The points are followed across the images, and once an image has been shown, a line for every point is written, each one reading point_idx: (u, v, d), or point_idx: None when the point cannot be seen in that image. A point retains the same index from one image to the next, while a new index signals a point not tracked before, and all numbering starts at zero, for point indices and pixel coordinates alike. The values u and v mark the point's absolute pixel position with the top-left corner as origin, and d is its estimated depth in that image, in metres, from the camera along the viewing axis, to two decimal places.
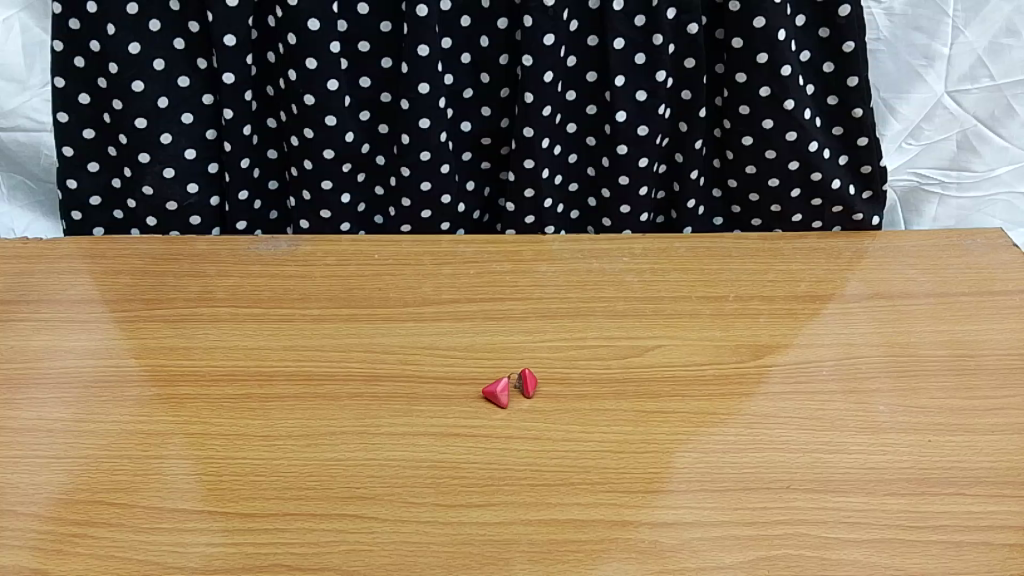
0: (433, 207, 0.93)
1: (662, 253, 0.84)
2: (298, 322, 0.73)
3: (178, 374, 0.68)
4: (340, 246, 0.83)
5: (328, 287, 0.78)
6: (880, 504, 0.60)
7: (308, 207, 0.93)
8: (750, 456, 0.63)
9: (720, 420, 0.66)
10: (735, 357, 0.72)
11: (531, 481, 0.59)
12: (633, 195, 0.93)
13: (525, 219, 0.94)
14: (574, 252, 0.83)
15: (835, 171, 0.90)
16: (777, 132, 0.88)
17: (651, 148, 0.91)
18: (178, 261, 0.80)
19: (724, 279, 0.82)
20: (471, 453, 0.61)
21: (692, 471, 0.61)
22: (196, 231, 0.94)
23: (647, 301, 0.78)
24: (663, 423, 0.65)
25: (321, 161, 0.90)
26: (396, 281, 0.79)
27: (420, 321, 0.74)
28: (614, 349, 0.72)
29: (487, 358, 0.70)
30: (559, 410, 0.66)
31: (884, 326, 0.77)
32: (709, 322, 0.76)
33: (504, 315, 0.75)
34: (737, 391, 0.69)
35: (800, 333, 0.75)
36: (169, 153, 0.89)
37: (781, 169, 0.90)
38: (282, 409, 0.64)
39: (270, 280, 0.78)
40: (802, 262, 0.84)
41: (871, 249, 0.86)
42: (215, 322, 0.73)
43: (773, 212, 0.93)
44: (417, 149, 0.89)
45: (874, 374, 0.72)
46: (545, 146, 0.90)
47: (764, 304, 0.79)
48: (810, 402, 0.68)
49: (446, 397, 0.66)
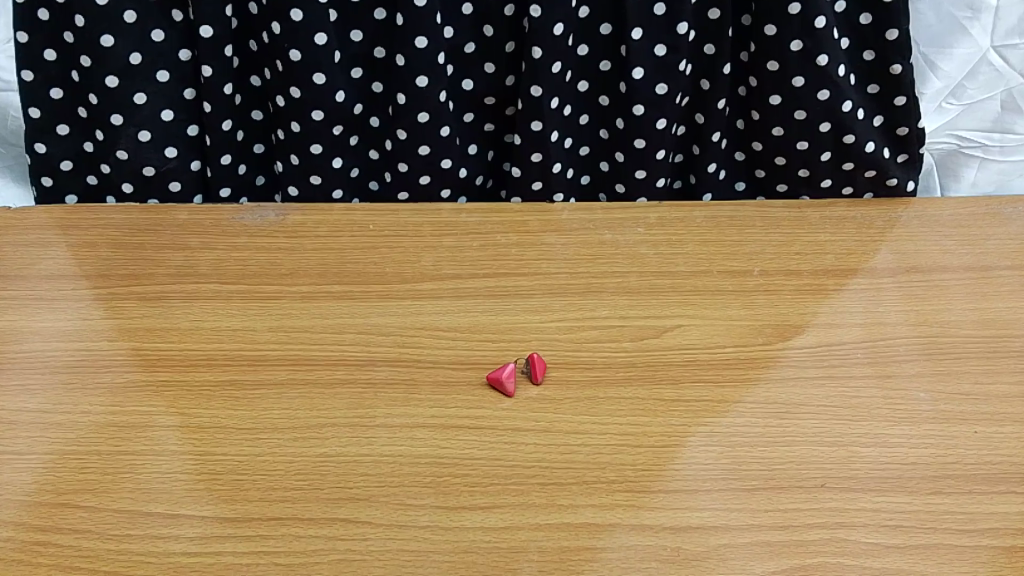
0: (432, 173, 0.87)
1: (679, 224, 0.78)
2: (286, 300, 0.68)
3: (156, 359, 0.62)
4: (332, 216, 0.76)
5: (319, 261, 0.72)
6: (924, 504, 0.55)
7: (297, 173, 0.86)
8: (782, 450, 0.57)
9: (746, 409, 0.60)
10: (761, 339, 0.66)
11: (540, 480, 0.54)
12: (649, 159, 0.86)
13: (532, 186, 0.87)
14: (584, 221, 0.77)
15: (869, 133, 0.83)
16: (807, 91, 0.81)
17: (669, 108, 0.84)
18: (158, 232, 0.74)
19: (747, 251, 0.75)
20: (475, 448, 0.56)
21: (716, 468, 0.56)
22: (176, 199, 0.87)
23: (664, 277, 0.72)
24: (683, 413, 0.60)
25: (309, 122, 0.83)
26: (393, 255, 0.73)
27: (419, 299, 0.68)
28: (629, 330, 0.66)
29: (491, 340, 0.65)
30: (569, 399, 0.60)
31: (920, 304, 0.71)
32: (732, 300, 0.70)
33: (510, 292, 0.69)
34: (763, 377, 0.63)
35: (831, 312, 0.69)
36: (143, 114, 0.82)
37: (810, 131, 0.83)
38: (267, 398, 0.59)
39: (256, 254, 0.72)
40: (830, 234, 0.78)
41: (904, 217, 0.80)
42: (196, 301, 0.68)
43: (800, 177, 0.86)
44: (414, 109, 0.82)
45: (912, 357, 0.66)
46: (554, 106, 0.84)
47: (791, 280, 0.73)
48: (843, 389, 0.63)
49: (447, 383, 0.61)
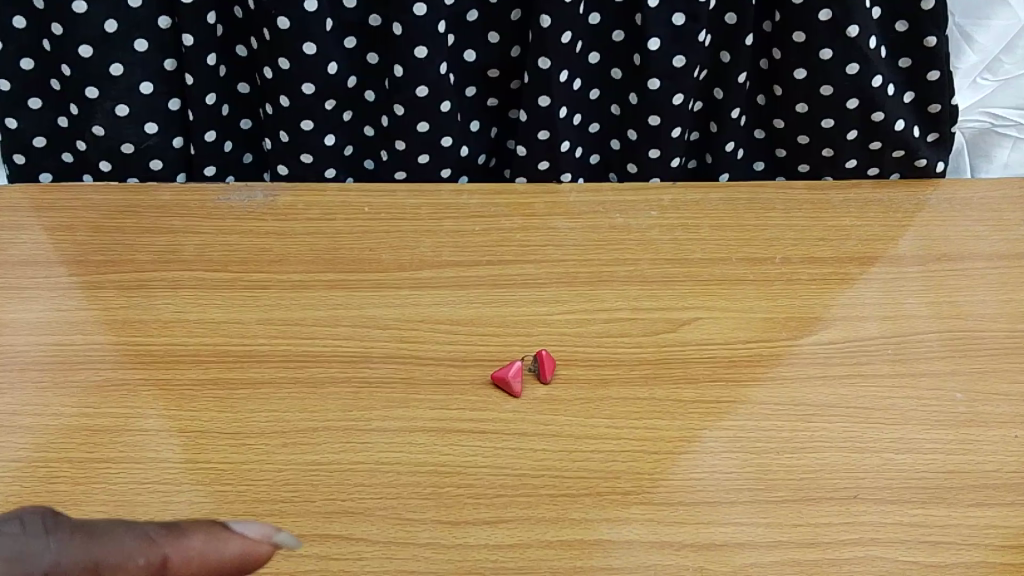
0: (432, 150, 0.82)
1: (695, 206, 0.73)
2: (274, 290, 0.63)
3: (134, 355, 0.58)
4: (324, 196, 0.71)
5: (311, 246, 0.67)
6: (964, 518, 0.51)
7: (287, 150, 0.81)
8: (811, 457, 0.53)
9: (771, 410, 0.56)
10: (785, 333, 0.62)
11: (550, 491, 0.50)
12: (664, 137, 0.81)
13: (538, 165, 0.83)
14: (594, 203, 0.72)
15: (899, 110, 0.77)
16: (834, 65, 0.75)
17: (686, 82, 0.78)
18: (137, 215, 0.69)
19: (769, 237, 0.71)
20: (479, 455, 0.52)
21: (741, 478, 0.52)
22: (158, 178, 0.82)
23: (679, 265, 0.67)
24: (704, 415, 0.55)
25: (300, 96, 0.78)
26: (390, 240, 0.68)
27: (418, 289, 0.64)
28: (644, 324, 0.62)
29: (495, 335, 0.60)
30: (581, 399, 0.56)
31: (953, 295, 0.67)
32: (753, 290, 0.66)
33: (516, 281, 0.65)
34: (789, 375, 0.59)
35: (859, 304, 0.65)
36: (121, 87, 0.77)
37: (836, 107, 0.78)
38: (253, 398, 0.54)
39: (243, 238, 0.67)
40: (855, 218, 0.73)
41: (933, 199, 0.75)
42: (178, 291, 0.63)
43: (823, 156, 0.81)
44: (413, 82, 0.77)
45: (948, 353, 0.62)
46: (562, 80, 0.78)
47: (815, 267, 0.68)
48: (875, 388, 0.58)
49: (449, 383, 0.56)
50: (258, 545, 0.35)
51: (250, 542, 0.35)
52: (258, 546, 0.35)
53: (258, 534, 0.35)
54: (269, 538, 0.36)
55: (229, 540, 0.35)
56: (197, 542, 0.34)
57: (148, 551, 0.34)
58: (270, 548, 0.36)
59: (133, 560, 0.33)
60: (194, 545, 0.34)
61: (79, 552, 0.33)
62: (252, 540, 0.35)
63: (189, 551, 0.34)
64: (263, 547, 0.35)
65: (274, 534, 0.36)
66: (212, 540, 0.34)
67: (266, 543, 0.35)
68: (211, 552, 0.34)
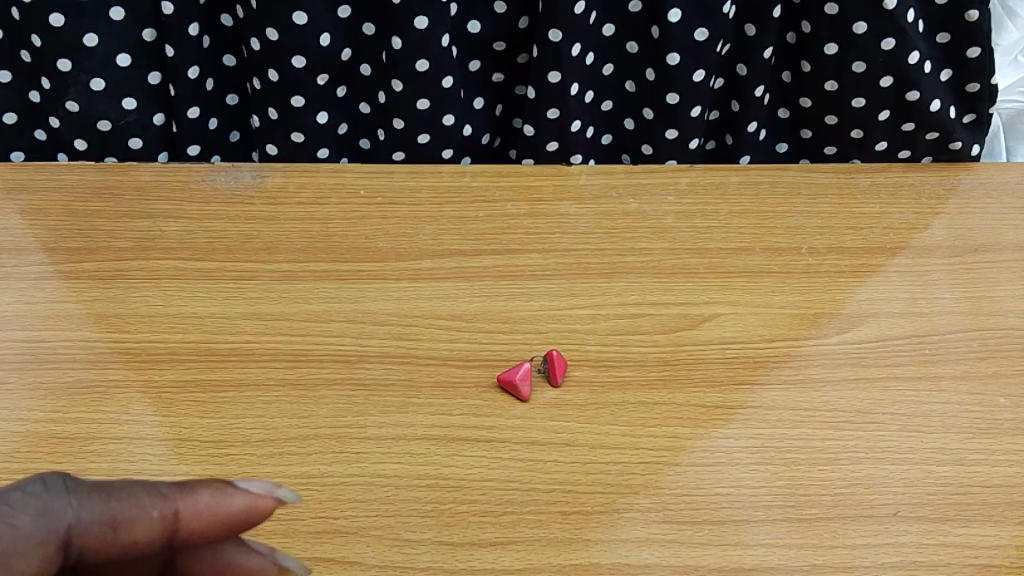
0: (433, 130, 0.76)
1: (714, 190, 0.67)
2: (262, 281, 0.58)
3: (108, 353, 0.53)
4: (316, 178, 0.66)
5: (302, 233, 0.62)
6: (1013, 539, 0.47)
7: (277, 128, 0.76)
8: (846, 469, 0.49)
9: (801, 417, 0.52)
10: (814, 331, 0.57)
11: (562, 508, 0.46)
12: (682, 116, 0.76)
13: (546, 146, 0.78)
14: (607, 186, 0.67)
15: (935, 89, 0.72)
16: (869, 40, 0.70)
17: (708, 57, 0.73)
18: (114, 198, 0.64)
19: (795, 223, 0.66)
20: (483, 467, 0.47)
21: (769, 494, 0.47)
22: (137, 157, 0.77)
23: (699, 255, 0.62)
24: (729, 423, 0.51)
25: (290, 70, 0.73)
26: (387, 226, 0.63)
27: (417, 281, 0.59)
28: (662, 320, 0.57)
29: (501, 332, 0.56)
30: (595, 404, 0.52)
31: (993, 289, 0.62)
32: (779, 283, 0.61)
33: (523, 273, 0.60)
34: (820, 377, 0.54)
35: (892, 298, 0.60)
36: (96, 59, 0.71)
37: (867, 85, 0.73)
38: (237, 403, 0.50)
39: (228, 224, 0.62)
40: (886, 205, 0.68)
41: (967, 183, 0.70)
42: (157, 281, 0.58)
43: (852, 138, 0.76)
44: (413, 56, 0.72)
45: (991, 354, 0.57)
46: (574, 54, 0.73)
47: (845, 258, 0.63)
48: (914, 392, 0.54)
49: (452, 385, 0.52)
50: (262, 501, 0.34)
51: (256, 497, 0.34)
52: (263, 501, 0.35)
53: (261, 489, 0.35)
54: (272, 493, 0.35)
55: (235, 497, 0.34)
56: (206, 498, 0.33)
57: (161, 506, 0.32)
58: (273, 502, 0.35)
59: (146, 514, 0.32)
60: (204, 501, 0.33)
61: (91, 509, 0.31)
62: (257, 495, 0.34)
63: (199, 506, 0.33)
64: (269, 502, 0.35)
65: (275, 489, 0.36)
66: (220, 496, 0.34)
67: (270, 498, 0.35)
68: (218, 507, 0.34)
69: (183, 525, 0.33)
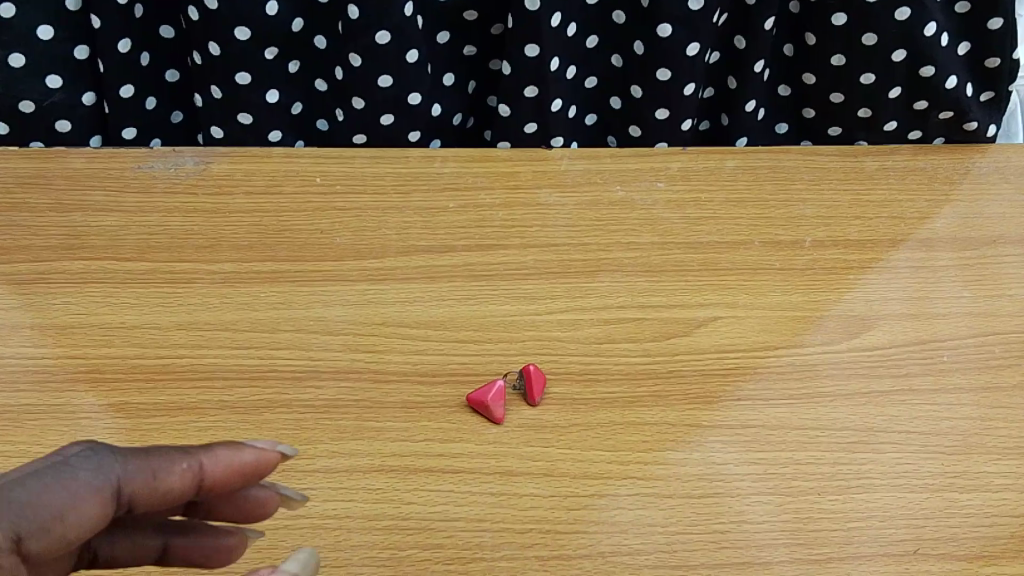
0: (396, 110, 0.69)
1: (709, 176, 0.61)
2: (202, 285, 0.52)
3: (24, 372, 0.47)
4: (267, 164, 0.59)
5: (248, 228, 0.55)
6: None
7: (222, 109, 0.69)
8: (860, 498, 0.44)
9: (809, 437, 0.46)
10: (822, 336, 0.52)
11: (540, 552, 0.40)
12: (672, 95, 0.70)
13: (523, 128, 0.71)
14: (592, 172, 0.60)
15: (952, 64, 0.67)
16: (882, 9, 0.65)
17: (703, 28, 0.66)
18: (36, 187, 0.57)
19: (799, 212, 0.59)
20: (450, 504, 0.42)
21: (774, 531, 0.42)
22: (66, 141, 0.70)
23: (692, 250, 0.56)
24: (727, 446, 0.45)
25: (233, 43, 0.66)
26: (346, 220, 0.56)
27: (378, 282, 0.52)
28: (652, 326, 0.51)
29: (472, 342, 0.49)
30: (576, 426, 0.46)
31: (1016, 286, 0.56)
32: (782, 281, 0.55)
33: (497, 272, 0.53)
34: (827, 391, 0.49)
35: (906, 298, 0.55)
36: (14, 32, 0.64)
37: (878, 60, 0.67)
38: (168, 432, 0.44)
39: (167, 218, 0.56)
40: (896, 192, 0.61)
41: (982, 166, 0.63)
42: (82, 285, 0.51)
43: (860, 118, 0.71)
44: (372, 26, 0.65)
45: (1016, 361, 0.52)
46: (553, 24, 0.66)
47: (854, 252, 0.57)
48: (933, 407, 0.48)
49: (415, 405, 0.46)
50: (269, 454, 0.32)
51: (263, 449, 0.32)
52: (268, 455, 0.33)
53: (265, 444, 0.33)
54: (276, 447, 0.33)
55: (245, 450, 0.32)
56: (224, 451, 0.31)
57: (183, 458, 0.30)
58: (279, 457, 0.33)
59: (173, 470, 0.30)
60: (223, 455, 0.31)
61: (125, 470, 0.29)
62: (264, 448, 0.32)
63: (220, 460, 0.31)
64: (275, 454, 0.33)
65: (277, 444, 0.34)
66: (235, 449, 0.32)
67: (277, 450, 0.33)
68: (235, 461, 0.31)
69: (207, 481, 0.31)
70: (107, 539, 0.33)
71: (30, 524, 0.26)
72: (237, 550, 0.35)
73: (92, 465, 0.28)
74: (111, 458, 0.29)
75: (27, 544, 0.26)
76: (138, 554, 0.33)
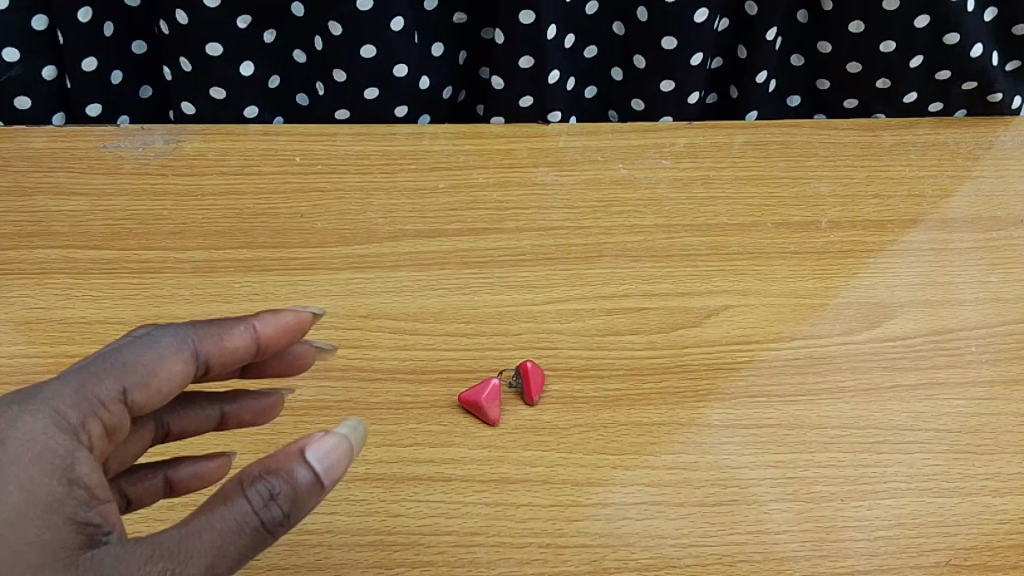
0: (382, 83, 0.65)
1: (718, 152, 0.57)
2: (172, 275, 0.48)
3: None
4: (243, 142, 0.55)
5: (222, 213, 0.51)
6: None
7: (190, 82, 0.64)
8: (887, 506, 0.40)
9: (830, 438, 0.43)
10: (841, 326, 0.48)
11: (539, 569, 0.37)
12: (677, 65, 0.65)
13: (519, 101, 0.67)
14: (592, 148, 0.56)
15: (979, 31, 0.63)
16: None
17: None
18: None
19: (814, 191, 0.55)
20: (442, 516, 0.38)
21: (793, 543, 0.39)
22: (27, 119, 0.66)
23: (701, 232, 0.52)
24: (741, 448, 0.42)
25: (201, 10, 0.61)
26: (327, 203, 0.52)
27: (362, 270, 0.48)
28: (659, 316, 0.48)
29: (464, 335, 0.46)
30: (578, 427, 0.42)
31: None
32: (797, 265, 0.51)
33: (491, 258, 0.50)
34: (847, 385, 0.45)
35: (931, 283, 0.51)
36: None
37: (899, 26, 0.63)
38: None
39: (135, 202, 0.51)
40: (917, 169, 0.57)
41: (1007, 141, 0.59)
42: (42, 277, 0.47)
43: (877, 90, 0.67)
44: None
45: None
46: None
47: (874, 233, 0.53)
48: (962, 403, 0.45)
49: (403, 406, 0.42)
50: (305, 315, 0.35)
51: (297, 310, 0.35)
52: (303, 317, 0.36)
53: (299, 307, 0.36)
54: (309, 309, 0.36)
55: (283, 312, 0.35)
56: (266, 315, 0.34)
57: (235, 324, 0.33)
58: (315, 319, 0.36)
59: (232, 333, 0.33)
60: (267, 318, 0.34)
61: (196, 336, 0.32)
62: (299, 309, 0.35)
63: (265, 322, 0.34)
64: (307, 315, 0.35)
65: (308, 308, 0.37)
66: (274, 312, 0.35)
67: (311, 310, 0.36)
68: (278, 322, 0.34)
69: (263, 343, 0.34)
70: (175, 410, 0.37)
71: (131, 380, 0.30)
72: (276, 409, 0.39)
73: (171, 335, 0.31)
74: (183, 328, 0.32)
75: (133, 396, 0.30)
76: (198, 424, 0.37)
